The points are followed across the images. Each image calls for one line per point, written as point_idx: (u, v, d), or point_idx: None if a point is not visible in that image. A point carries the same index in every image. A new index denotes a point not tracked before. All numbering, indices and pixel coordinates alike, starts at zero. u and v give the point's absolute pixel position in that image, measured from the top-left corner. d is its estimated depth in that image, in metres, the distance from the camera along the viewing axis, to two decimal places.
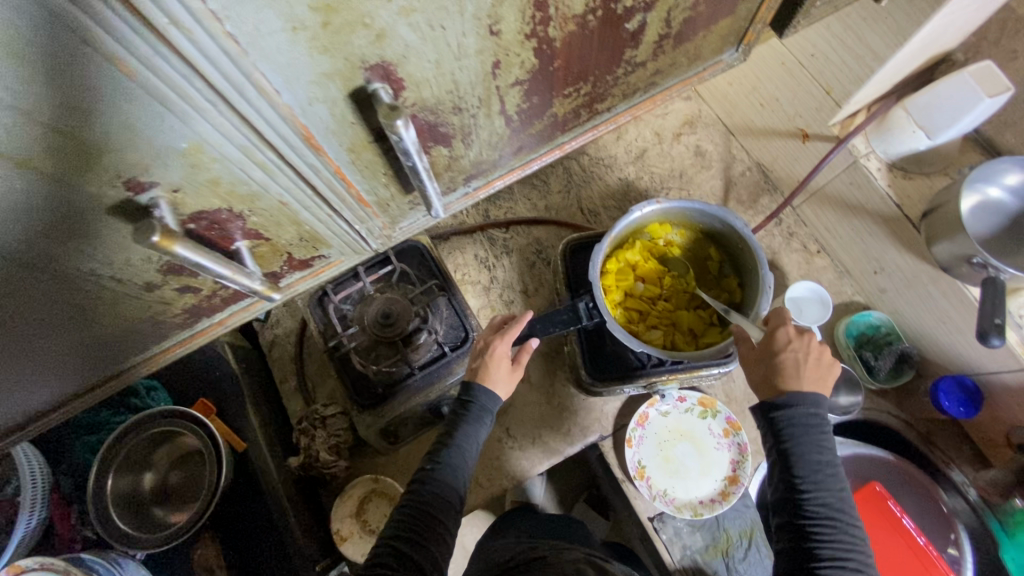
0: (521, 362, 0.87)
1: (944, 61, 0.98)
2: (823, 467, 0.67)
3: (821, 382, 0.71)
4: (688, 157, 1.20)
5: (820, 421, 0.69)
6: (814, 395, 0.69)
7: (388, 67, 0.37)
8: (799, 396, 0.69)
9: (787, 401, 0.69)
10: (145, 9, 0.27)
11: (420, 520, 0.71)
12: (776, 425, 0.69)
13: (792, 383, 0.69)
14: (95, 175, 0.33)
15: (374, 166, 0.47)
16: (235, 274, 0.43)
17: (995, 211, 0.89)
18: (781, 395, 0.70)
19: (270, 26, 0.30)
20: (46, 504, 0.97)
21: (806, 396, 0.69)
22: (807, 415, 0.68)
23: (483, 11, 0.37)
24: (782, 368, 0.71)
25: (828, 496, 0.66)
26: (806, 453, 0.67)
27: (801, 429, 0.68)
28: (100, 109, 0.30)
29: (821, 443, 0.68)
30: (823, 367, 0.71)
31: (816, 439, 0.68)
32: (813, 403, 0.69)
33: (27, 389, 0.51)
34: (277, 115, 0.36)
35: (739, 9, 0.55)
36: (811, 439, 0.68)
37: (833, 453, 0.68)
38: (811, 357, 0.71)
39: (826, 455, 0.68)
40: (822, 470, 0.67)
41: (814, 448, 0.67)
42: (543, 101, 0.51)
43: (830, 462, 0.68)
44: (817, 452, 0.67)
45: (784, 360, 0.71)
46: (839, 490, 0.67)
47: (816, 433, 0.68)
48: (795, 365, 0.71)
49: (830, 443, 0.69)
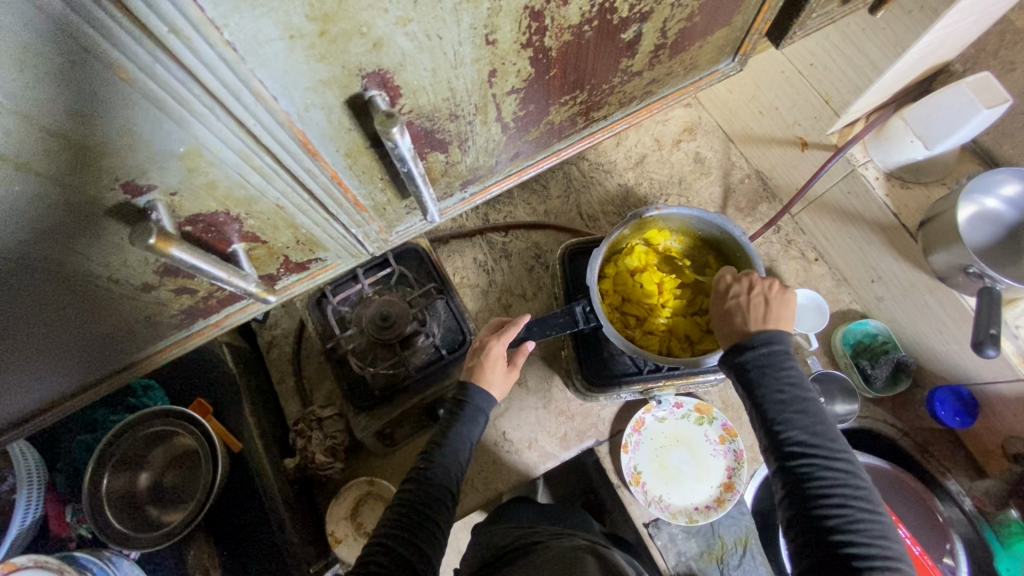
0: (518, 364, 0.88)
1: (942, 71, 0.98)
2: (792, 403, 0.63)
3: (777, 318, 0.67)
4: (688, 163, 1.21)
5: (783, 353, 0.65)
6: (769, 329, 0.66)
7: (385, 75, 0.38)
8: (753, 333, 0.66)
9: (742, 341, 0.66)
10: (143, 15, 0.27)
11: (411, 517, 0.71)
12: (737, 368, 0.66)
13: (741, 328, 0.67)
14: (92, 177, 0.34)
15: (371, 171, 0.47)
16: (230, 277, 0.43)
17: (992, 221, 0.89)
18: (737, 338, 0.68)
19: (268, 34, 0.31)
20: (41, 502, 0.97)
21: (761, 331, 0.66)
22: (764, 350, 0.65)
23: (480, 20, 0.37)
24: (729, 319, 0.69)
25: (804, 434, 0.62)
26: (769, 391, 0.64)
27: (762, 367, 0.65)
28: (98, 113, 0.30)
29: (787, 378, 0.64)
30: (773, 303, 0.68)
31: (780, 374, 0.64)
32: (770, 336, 0.66)
33: (25, 386, 0.51)
34: (274, 120, 0.37)
35: (735, 20, 0.55)
36: (774, 375, 0.64)
37: (802, 386, 0.64)
38: (756, 298, 0.69)
39: (793, 389, 0.64)
40: (792, 406, 0.63)
41: (779, 384, 0.64)
42: (540, 109, 0.52)
43: (800, 397, 0.64)
44: (783, 388, 0.64)
45: (728, 311, 0.70)
46: (816, 424, 0.63)
47: (780, 368, 0.64)
48: (740, 309, 0.69)
49: (799, 375, 0.65)
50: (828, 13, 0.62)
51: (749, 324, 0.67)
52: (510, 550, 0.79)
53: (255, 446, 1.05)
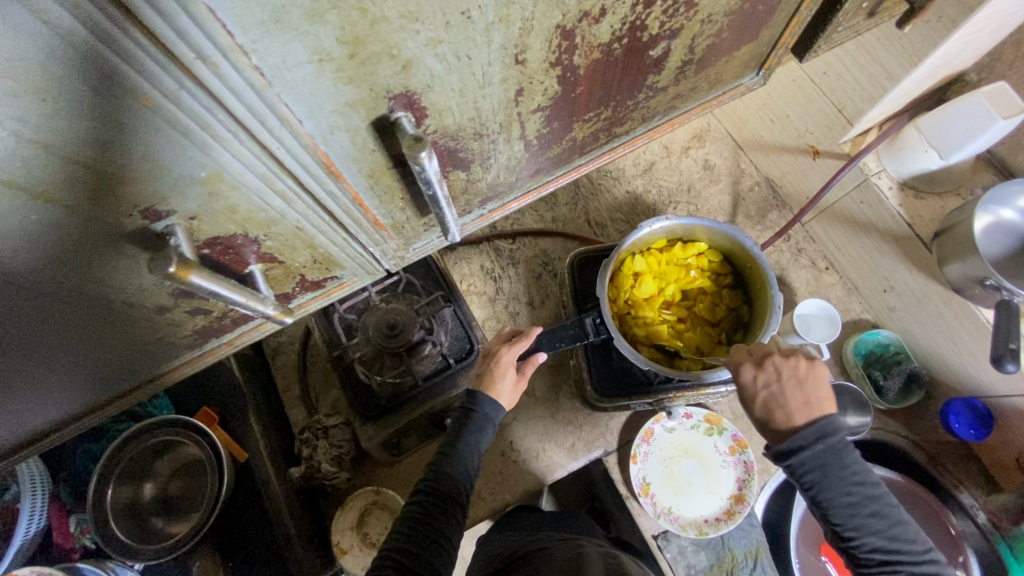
0: (526, 373, 0.86)
1: (958, 81, 0.97)
2: (862, 505, 0.60)
3: (814, 400, 0.63)
4: (697, 170, 1.19)
5: (842, 453, 0.61)
6: (819, 421, 0.61)
7: (412, 96, 0.37)
8: (804, 433, 0.61)
9: (796, 449, 0.61)
10: (171, 42, 0.26)
11: (421, 532, 0.70)
12: (795, 475, 0.62)
13: (785, 424, 0.62)
14: (112, 204, 0.33)
15: (392, 191, 0.46)
16: (249, 300, 0.42)
17: (1009, 232, 0.88)
18: (785, 439, 0.62)
19: (297, 58, 0.30)
20: (44, 512, 0.96)
21: (810, 431, 0.61)
22: (825, 455, 0.61)
23: (511, 40, 0.36)
24: (769, 415, 0.64)
25: (879, 538, 0.60)
26: (838, 501, 0.60)
27: (824, 475, 0.60)
28: (121, 140, 0.29)
29: (852, 479, 0.60)
30: (804, 383, 0.64)
31: (845, 477, 0.60)
32: (826, 436, 0.61)
33: (34, 408, 0.50)
34: (298, 143, 0.36)
35: (761, 35, 0.54)
36: (839, 477, 0.60)
37: (868, 483, 0.61)
38: (788, 385, 0.64)
39: (860, 490, 0.61)
40: (862, 509, 0.60)
41: (845, 489, 0.60)
42: (563, 126, 0.50)
43: (868, 496, 0.61)
44: (850, 491, 0.60)
45: (765, 403, 0.64)
46: (887, 521, 0.61)
47: (842, 471, 0.60)
48: (776, 403, 0.63)
49: (861, 470, 0.61)
50: (855, 26, 0.61)
51: (793, 417, 0.62)
52: (513, 560, 0.78)
53: (260, 456, 1.04)
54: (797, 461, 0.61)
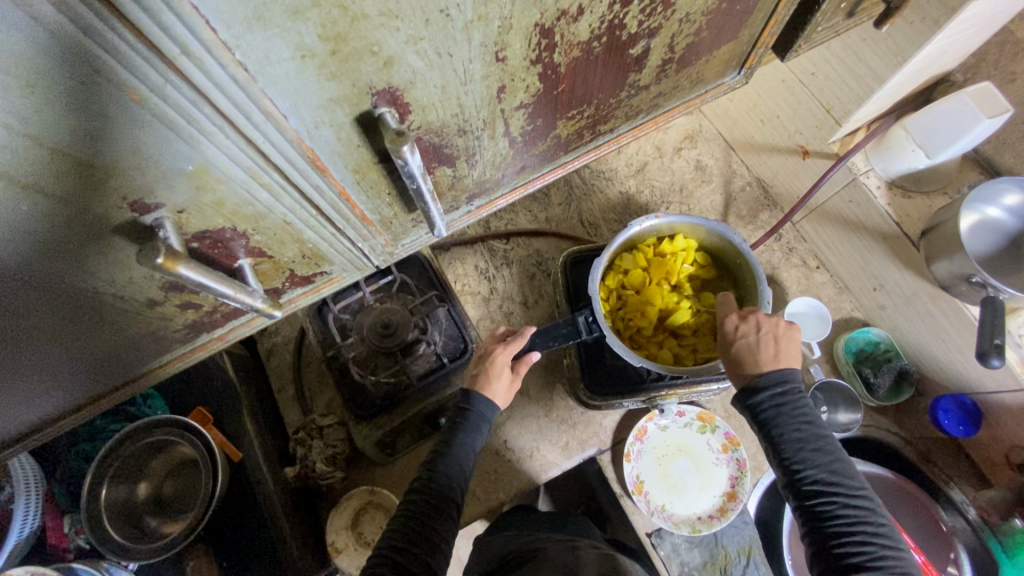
0: (520, 373, 0.87)
1: (942, 81, 0.99)
2: (809, 440, 0.62)
3: (783, 357, 0.66)
4: (689, 171, 1.20)
5: (797, 393, 0.64)
6: (782, 368, 0.65)
7: (395, 92, 0.38)
8: (766, 373, 0.65)
9: (755, 383, 0.65)
10: (155, 36, 0.27)
11: (415, 530, 0.71)
12: (751, 409, 0.65)
13: (753, 370, 0.65)
14: (101, 196, 0.34)
15: (378, 186, 0.47)
16: (237, 293, 0.43)
17: (995, 230, 0.89)
18: (748, 379, 0.66)
19: (279, 54, 0.31)
20: (37, 511, 0.96)
21: (771, 372, 0.65)
22: (777, 391, 0.64)
23: (490, 38, 0.37)
24: (739, 360, 0.67)
25: (822, 471, 0.61)
26: (787, 432, 0.62)
27: (775, 407, 0.63)
28: (107, 132, 0.30)
29: (802, 415, 0.63)
30: (780, 340, 0.66)
31: (795, 412, 0.63)
32: (782, 377, 0.64)
33: (27, 402, 0.51)
34: (284, 138, 0.37)
35: (742, 34, 0.55)
36: (791, 414, 0.63)
37: (817, 421, 0.63)
38: (765, 338, 0.66)
39: (809, 426, 0.63)
40: (808, 443, 0.62)
41: (795, 422, 0.63)
42: (547, 123, 0.52)
43: (816, 433, 0.63)
44: (798, 425, 0.63)
45: (739, 350, 0.67)
46: (833, 460, 0.62)
47: (793, 405, 0.63)
48: (751, 351, 0.66)
49: (812, 410, 0.64)
50: (833, 26, 0.62)
51: (762, 366, 0.65)
52: (509, 559, 0.78)
53: (254, 455, 1.05)
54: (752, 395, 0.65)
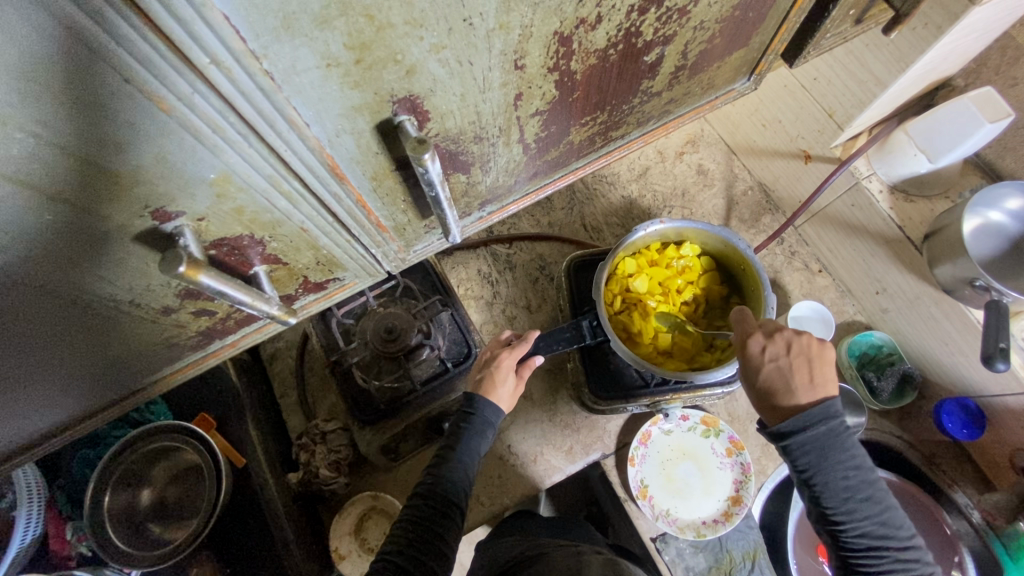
0: (524, 377, 0.87)
1: (944, 86, 0.99)
2: (857, 490, 0.62)
3: (818, 379, 0.64)
4: (691, 175, 1.21)
5: (844, 437, 0.62)
6: (820, 399, 0.62)
7: (415, 100, 0.38)
8: (809, 416, 0.62)
9: (801, 428, 0.62)
10: (187, 47, 0.27)
11: (419, 535, 0.70)
12: (796, 454, 0.62)
13: (788, 399, 0.63)
14: (124, 205, 0.34)
15: (394, 193, 0.47)
16: (254, 301, 0.43)
17: (997, 234, 0.89)
18: (787, 416, 0.63)
19: (306, 63, 0.31)
20: (40, 518, 0.94)
21: (814, 412, 0.62)
22: (825, 437, 0.61)
23: (510, 47, 0.37)
24: (772, 386, 0.64)
25: (871, 523, 0.61)
26: (836, 483, 0.61)
27: (823, 458, 0.61)
28: (133, 142, 0.30)
29: (851, 463, 0.61)
30: (812, 362, 0.64)
31: (846, 461, 0.61)
32: (830, 423, 0.61)
33: (37, 410, 0.51)
34: (306, 146, 0.37)
35: (753, 41, 0.56)
36: (840, 462, 0.61)
37: (866, 469, 0.62)
38: (796, 361, 0.64)
39: (857, 474, 0.62)
40: (858, 493, 0.62)
41: (843, 473, 0.61)
42: (560, 130, 0.52)
43: (864, 481, 0.62)
44: (848, 475, 0.61)
45: (771, 374, 0.65)
46: (880, 509, 0.62)
47: (842, 455, 0.61)
48: (783, 376, 0.64)
49: (860, 455, 0.62)
50: (841, 33, 0.62)
51: (797, 392, 0.63)
52: (512, 565, 0.78)
53: (258, 461, 1.04)
54: (797, 442, 0.62)
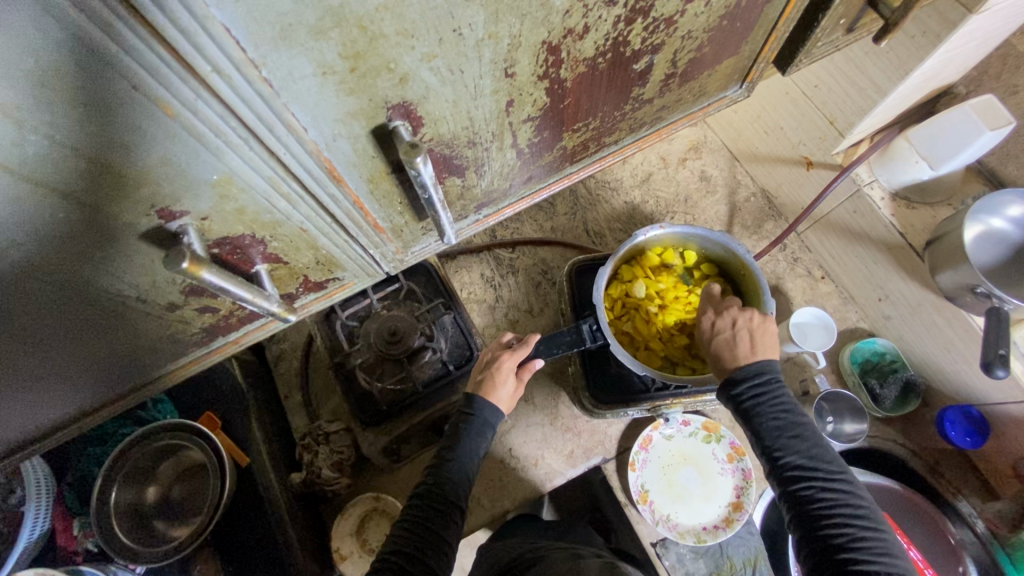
0: (524, 379, 0.88)
1: (945, 93, 0.99)
2: (787, 427, 0.63)
3: (760, 349, 0.67)
4: (694, 181, 1.22)
5: (776, 383, 0.65)
6: (757, 360, 0.66)
7: (409, 107, 0.40)
8: (743, 365, 0.66)
9: (734, 375, 0.66)
10: (190, 57, 0.29)
11: (420, 536, 0.71)
12: (732, 400, 0.66)
13: (729, 362, 0.67)
14: (131, 204, 0.35)
15: (390, 196, 0.49)
16: (255, 298, 0.45)
17: (999, 241, 0.90)
18: (727, 374, 0.68)
19: (302, 71, 0.33)
20: (48, 514, 0.96)
21: (747, 364, 0.66)
22: (756, 380, 0.65)
23: (500, 55, 0.39)
24: (718, 356, 0.69)
25: (801, 457, 0.62)
26: (766, 420, 0.63)
27: (753, 396, 0.65)
28: (140, 145, 0.32)
29: (781, 404, 0.64)
30: (756, 333, 0.68)
31: (774, 401, 0.64)
32: (760, 368, 0.65)
33: (49, 402, 0.53)
34: (303, 149, 0.38)
35: (743, 49, 0.57)
36: (769, 402, 0.64)
37: (796, 410, 0.64)
38: (740, 332, 0.69)
39: (787, 414, 0.64)
40: (788, 430, 0.63)
41: (772, 408, 0.64)
42: (553, 135, 0.53)
43: (795, 421, 0.64)
44: (777, 414, 0.64)
45: (717, 346, 0.70)
46: (811, 446, 0.63)
47: (771, 395, 0.64)
48: (728, 346, 0.68)
49: (791, 399, 0.65)
50: (832, 41, 0.63)
51: (739, 358, 0.67)
52: (515, 566, 0.79)
53: (261, 460, 1.06)
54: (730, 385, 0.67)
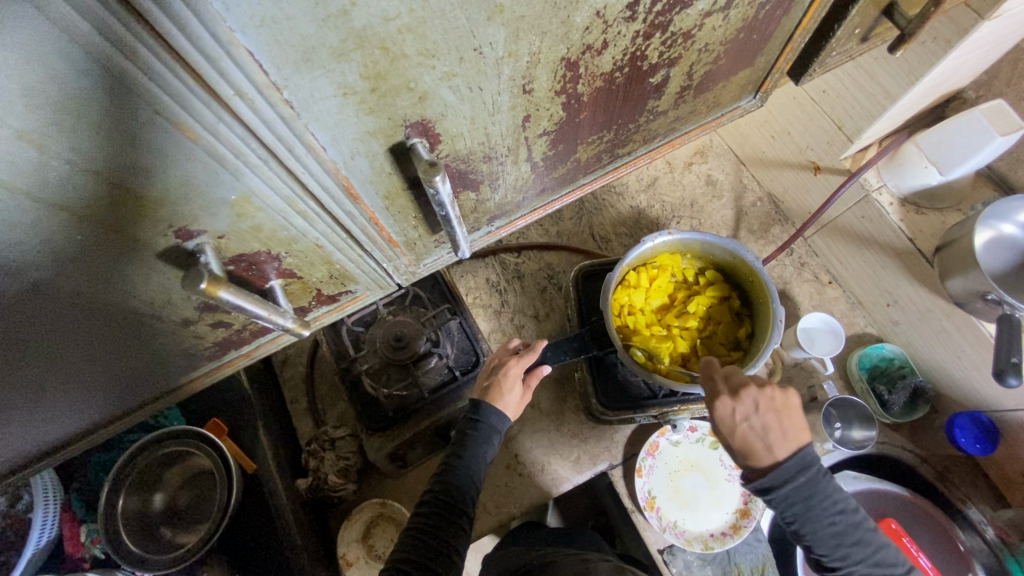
0: (532, 386, 0.87)
1: (956, 99, 0.99)
2: (846, 534, 0.61)
3: (789, 433, 0.60)
4: (700, 186, 1.22)
5: (826, 485, 0.61)
6: (793, 451, 0.60)
7: (427, 124, 0.39)
8: (786, 471, 0.59)
9: (775, 483, 0.59)
10: (214, 81, 0.29)
11: (428, 544, 0.71)
12: (779, 509, 0.61)
13: (766, 461, 0.60)
14: (150, 225, 0.35)
15: (405, 211, 0.49)
16: (270, 314, 0.44)
17: (1010, 247, 0.89)
18: (761, 475, 0.60)
19: (324, 92, 0.33)
20: (55, 520, 0.96)
21: (787, 464, 0.59)
22: (806, 490, 0.60)
23: (519, 73, 0.39)
24: (748, 449, 0.61)
25: (860, 563, 0.62)
26: (826, 534, 0.61)
27: (809, 510, 0.60)
28: (162, 168, 0.32)
29: (836, 510, 0.61)
30: (781, 413, 0.61)
31: (831, 510, 0.61)
32: (805, 467, 0.60)
33: (62, 417, 0.53)
34: (322, 168, 0.38)
35: (758, 61, 0.57)
36: (825, 513, 0.61)
37: (849, 510, 0.62)
38: (766, 417, 0.60)
39: (843, 519, 0.61)
40: (847, 538, 0.62)
41: (830, 520, 0.61)
42: (567, 149, 0.53)
43: (851, 524, 0.62)
44: (836, 523, 0.61)
45: (745, 437, 0.61)
46: (869, 547, 0.62)
47: (827, 505, 0.61)
48: (758, 437, 0.60)
49: (843, 499, 0.62)
50: (847, 51, 0.63)
51: (774, 451, 0.60)
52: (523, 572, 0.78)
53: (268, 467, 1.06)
54: (777, 494, 0.60)
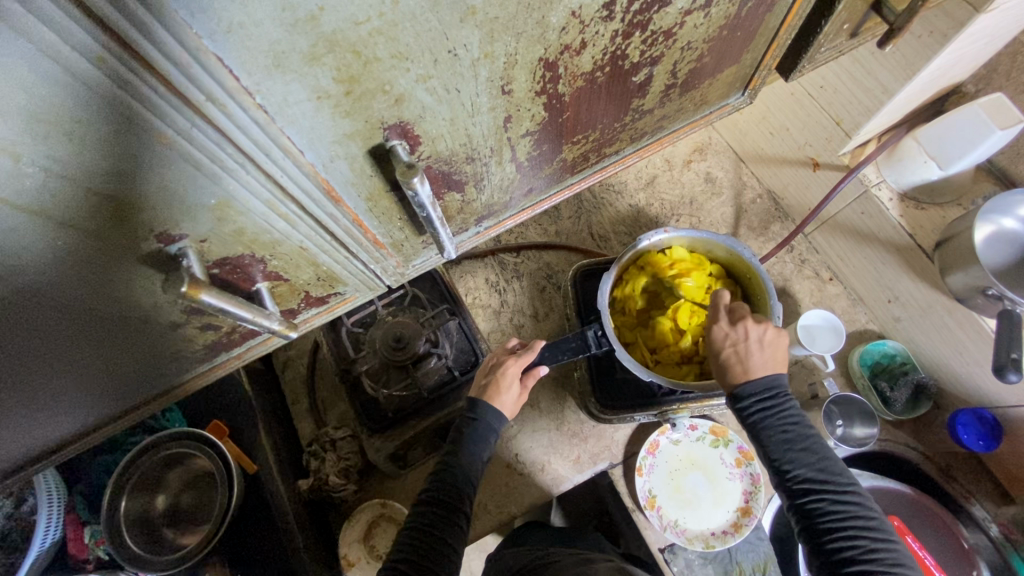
0: (528, 385, 0.88)
1: (954, 92, 0.98)
2: (796, 440, 0.62)
3: (770, 361, 0.66)
4: (699, 184, 1.21)
5: (783, 397, 0.64)
6: (767, 375, 0.65)
7: (406, 126, 0.40)
8: (753, 381, 0.64)
9: (739, 388, 0.65)
10: (184, 87, 0.29)
11: (423, 542, 0.71)
12: (738, 414, 0.65)
13: (741, 376, 0.65)
14: (131, 230, 0.36)
15: (390, 212, 0.49)
16: (256, 317, 0.44)
17: (1009, 242, 0.88)
18: (731, 387, 0.66)
19: (297, 96, 0.33)
20: (59, 523, 0.97)
21: (756, 379, 0.65)
22: (762, 394, 0.64)
23: (496, 73, 0.39)
24: (726, 367, 0.66)
25: (810, 470, 0.61)
26: (773, 432, 0.63)
27: (763, 412, 0.64)
28: (138, 172, 0.32)
29: (789, 418, 0.64)
30: (768, 347, 0.66)
31: (782, 413, 0.63)
32: (768, 383, 0.64)
33: (59, 420, 0.54)
34: (301, 171, 0.38)
35: (744, 58, 0.57)
36: (776, 414, 0.64)
37: (804, 423, 0.63)
38: (753, 345, 0.66)
39: (796, 427, 0.63)
40: (796, 443, 0.62)
41: (781, 422, 0.63)
42: (553, 148, 0.53)
43: (803, 434, 0.63)
44: (786, 427, 0.63)
45: (726, 358, 0.67)
46: (821, 459, 0.62)
47: (778, 408, 0.64)
48: (738, 358, 0.66)
49: (800, 413, 0.64)
50: (836, 47, 0.63)
51: (749, 372, 0.65)
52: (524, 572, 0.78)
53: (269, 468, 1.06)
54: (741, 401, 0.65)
